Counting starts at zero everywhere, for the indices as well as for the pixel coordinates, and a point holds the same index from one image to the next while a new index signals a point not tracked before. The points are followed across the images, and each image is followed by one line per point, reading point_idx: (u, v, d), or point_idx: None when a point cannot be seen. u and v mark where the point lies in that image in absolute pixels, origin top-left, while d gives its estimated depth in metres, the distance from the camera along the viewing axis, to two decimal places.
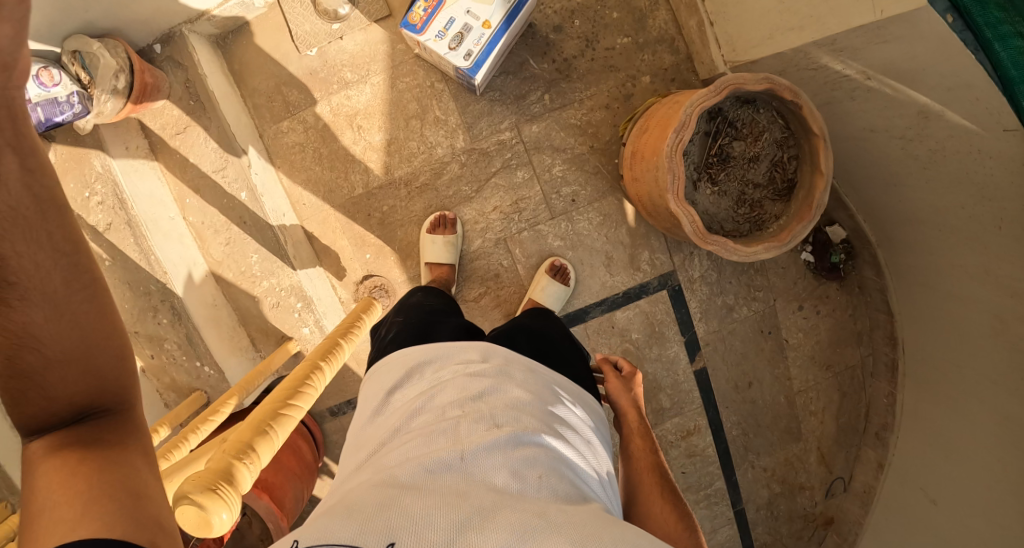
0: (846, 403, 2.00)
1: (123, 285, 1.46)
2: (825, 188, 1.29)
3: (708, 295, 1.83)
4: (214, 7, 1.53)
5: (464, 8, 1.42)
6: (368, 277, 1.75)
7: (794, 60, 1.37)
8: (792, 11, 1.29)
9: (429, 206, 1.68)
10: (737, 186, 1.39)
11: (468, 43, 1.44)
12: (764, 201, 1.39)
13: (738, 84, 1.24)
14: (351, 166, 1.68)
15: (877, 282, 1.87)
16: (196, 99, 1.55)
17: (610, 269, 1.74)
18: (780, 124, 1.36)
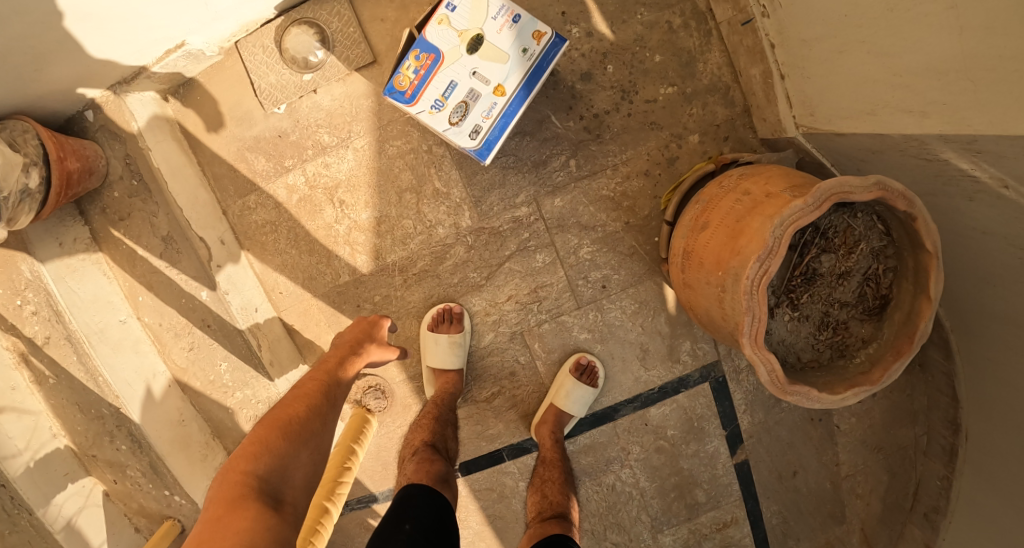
0: (897, 485, 1.67)
1: (74, 406, 1.28)
2: (932, 320, 1.02)
3: (756, 384, 1.56)
4: (151, 65, 1.24)
5: (470, 69, 1.19)
6: (362, 375, 1.46)
7: (900, 145, 1.08)
8: (910, 89, 0.98)
9: (430, 295, 1.39)
10: (821, 306, 1.10)
11: (475, 113, 1.22)
12: (850, 322, 1.10)
13: (841, 193, 0.95)
14: (333, 249, 1.38)
15: (944, 366, 1.54)
16: (139, 177, 1.29)
17: (645, 363, 1.47)
18: (878, 229, 1.07)
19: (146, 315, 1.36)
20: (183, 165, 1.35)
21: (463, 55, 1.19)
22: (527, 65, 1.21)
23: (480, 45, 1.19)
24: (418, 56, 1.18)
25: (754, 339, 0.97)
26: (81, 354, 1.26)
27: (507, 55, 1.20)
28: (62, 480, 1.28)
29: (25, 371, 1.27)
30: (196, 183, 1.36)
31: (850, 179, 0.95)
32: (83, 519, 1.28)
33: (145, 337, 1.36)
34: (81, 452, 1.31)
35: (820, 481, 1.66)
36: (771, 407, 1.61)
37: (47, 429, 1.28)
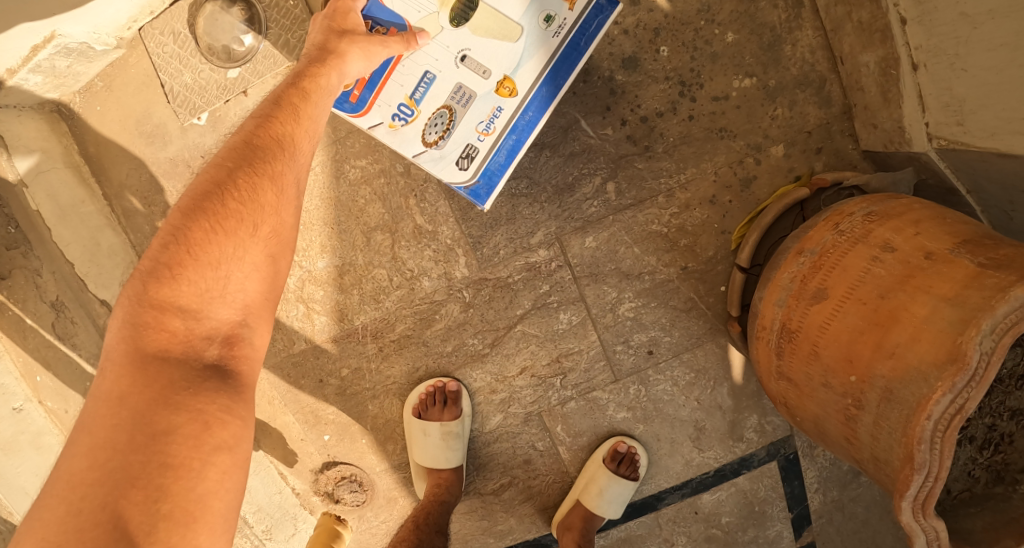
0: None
1: None
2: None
3: (833, 459, 1.20)
4: (19, 66, 0.93)
5: (457, 54, 0.87)
6: (332, 465, 1.10)
7: None
8: None
9: (417, 367, 1.04)
10: (984, 417, 0.76)
11: (465, 122, 0.90)
12: (1018, 436, 0.76)
13: None
14: (285, 309, 1.02)
15: None
16: (17, 224, 1.00)
17: (700, 443, 1.12)
18: None
19: (49, 399, 1.01)
20: (83, 200, 1.05)
21: (441, 31, 0.86)
22: (550, 47, 0.88)
23: (469, 14, 0.85)
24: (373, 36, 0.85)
25: (921, 503, 0.63)
26: None
27: (518, 32, 0.86)
28: None
29: None
30: (101, 222, 1.06)
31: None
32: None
33: (52, 427, 1.00)
34: None
35: None
36: (847, 483, 1.24)
37: None
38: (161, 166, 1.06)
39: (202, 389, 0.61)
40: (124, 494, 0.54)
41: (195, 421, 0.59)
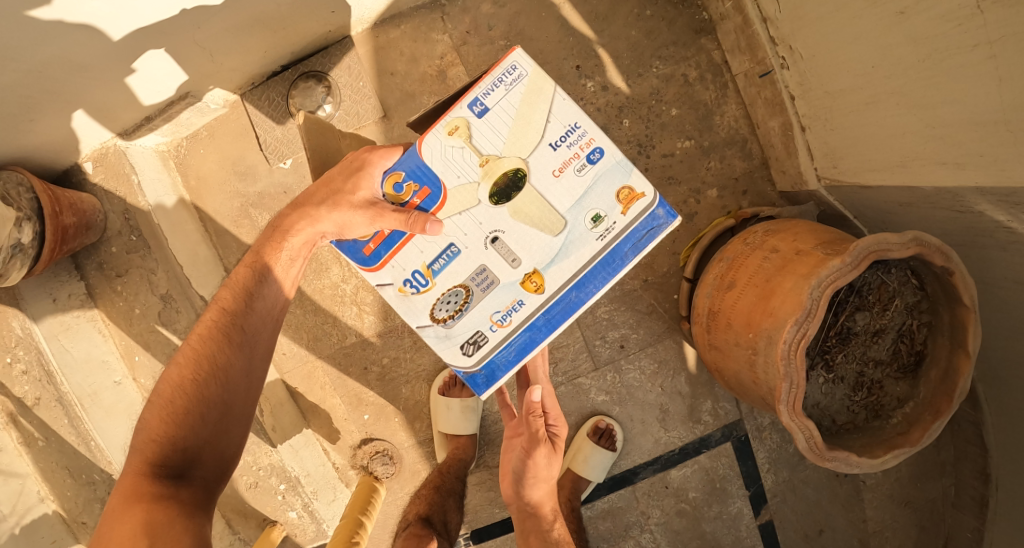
0: (927, 538, 1.64)
1: (64, 470, 1.17)
2: (971, 373, 0.99)
3: (780, 443, 1.47)
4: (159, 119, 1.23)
5: (489, 234, 0.87)
6: (368, 441, 1.35)
7: (930, 197, 1.04)
8: (943, 139, 0.95)
9: (442, 357, 1.33)
10: (854, 366, 1.05)
11: (481, 303, 0.89)
12: (885, 381, 1.06)
13: (881, 250, 0.92)
14: (340, 311, 1.29)
15: (973, 416, 1.50)
16: (139, 233, 1.24)
17: (665, 423, 1.40)
18: (913, 284, 1.03)
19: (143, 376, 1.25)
20: (184, 223, 1.35)
21: (477, 205, 0.86)
22: (596, 246, 0.87)
23: (511, 193, 0.85)
24: (404, 191, 0.86)
25: (793, 406, 0.94)
26: (72, 417, 1.15)
27: (563, 224, 0.86)
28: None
29: (13, 433, 1.15)
30: (198, 238, 1.38)
31: (888, 235, 0.92)
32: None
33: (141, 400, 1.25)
34: (69, 519, 1.17)
35: (848, 540, 1.59)
36: (795, 465, 1.50)
37: (33, 493, 1.16)
38: (250, 198, 1.41)
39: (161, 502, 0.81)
40: None
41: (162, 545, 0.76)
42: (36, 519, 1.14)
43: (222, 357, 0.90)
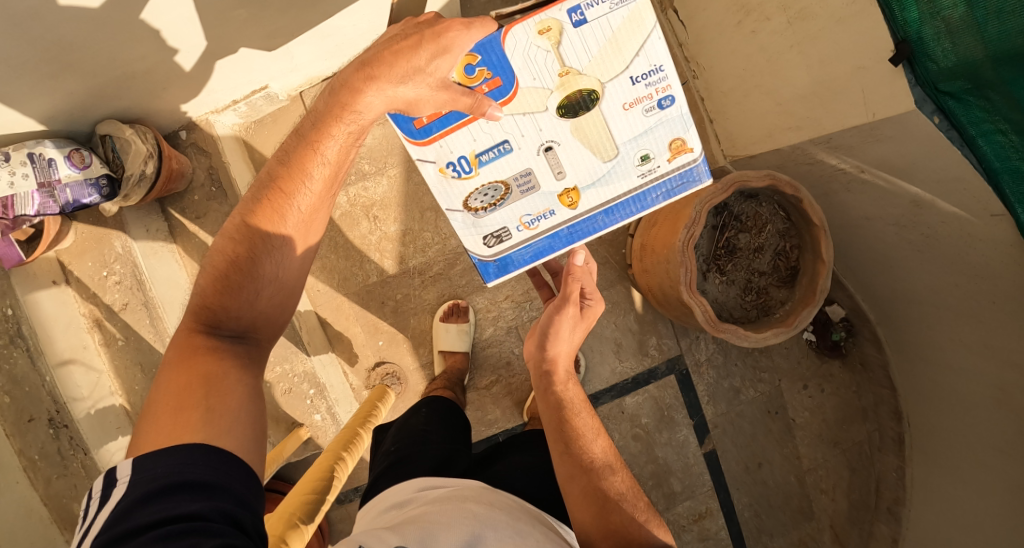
0: (859, 481, 1.81)
1: (134, 368, 1.39)
2: (828, 276, 1.28)
3: (715, 379, 1.78)
4: (240, 97, 1.46)
5: (543, 144, 0.95)
6: (380, 364, 1.66)
7: (792, 156, 1.33)
8: (790, 113, 1.24)
9: (443, 294, 1.68)
10: (743, 274, 1.38)
11: (514, 204, 1.00)
12: (769, 288, 1.38)
13: (742, 181, 1.26)
14: (365, 256, 1.64)
15: (880, 359, 1.70)
16: (218, 185, 1.52)
17: (620, 355, 1.75)
18: (782, 215, 1.36)
19: None
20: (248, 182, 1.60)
21: (544, 111, 0.93)
22: (636, 180, 1.00)
23: (576, 110, 0.94)
24: (476, 75, 0.90)
25: (689, 286, 1.29)
26: (155, 317, 1.40)
27: (613, 153, 0.97)
28: (114, 433, 1.35)
29: (95, 335, 1.38)
30: None
31: (748, 171, 1.27)
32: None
33: None
34: (134, 412, 1.39)
35: (785, 474, 1.80)
36: (732, 399, 1.79)
37: (106, 387, 1.37)
38: None
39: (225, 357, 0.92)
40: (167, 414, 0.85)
41: (216, 392, 0.88)
42: (106, 407, 1.35)
43: (271, 234, 0.94)
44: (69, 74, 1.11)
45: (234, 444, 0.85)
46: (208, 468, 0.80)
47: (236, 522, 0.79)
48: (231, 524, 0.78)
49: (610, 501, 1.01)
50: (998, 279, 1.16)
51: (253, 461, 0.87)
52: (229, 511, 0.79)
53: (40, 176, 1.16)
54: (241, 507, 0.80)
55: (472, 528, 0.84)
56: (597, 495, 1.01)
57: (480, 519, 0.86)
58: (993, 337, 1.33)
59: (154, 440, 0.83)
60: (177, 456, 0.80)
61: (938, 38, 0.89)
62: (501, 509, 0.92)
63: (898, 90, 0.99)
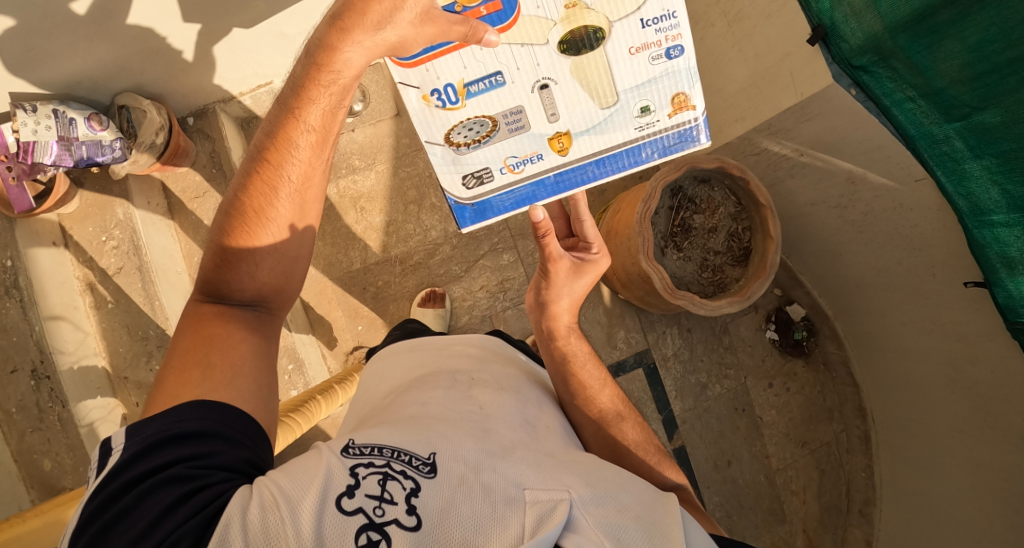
0: (828, 483, 1.75)
1: (123, 329, 1.39)
2: (776, 250, 1.39)
3: (682, 373, 1.77)
4: (246, 89, 1.60)
5: (539, 82, 1.01)
6: (358, 347, 1.70)
7: (740, 148, 1.51)
8: (734, 105, 1.42)
9: (421, 282, 1.74)
10: (700, 252, 1.51)
11: (500, 142, 1.07)
12: (725, 266, 1.51)
13: (694, 163, 1.41)
14: (351, 243, 1.72)
15: (840, 355, 1.70)
16: (219, 167, 1.60)
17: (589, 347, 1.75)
18: (734, 200, 1.50)
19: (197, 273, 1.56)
20: None
21: (544, 45, 0.97)
22: (629, 131, 1.07)
23: (577, 49, 0.98)
24: None
25: (646, 255, 1.41)
26: (147, 281, 1.41)
27: (608, 100, 1.04)
28: (94, 390, 1.32)
29: (87, 298, 1.40)
30: None
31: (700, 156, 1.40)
32: (101, 426, 1.29)
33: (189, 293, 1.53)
34: (115, 373, 1.37)
35: (754, 474, 1.74)
36: (698, 395, 1.76)
37: (91, 347, 1.36)
38: None
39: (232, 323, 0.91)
40: (172, 376, 0.84)
41: (218, 350, 0.87)
42: (89, 364, 1.34)
43: (266, 201, 0.93)
44: (101, 39, 1.27)
45: (232, 396, 0.83)
46: (198, 420, 0.78)
47: (229, 468, 0.77)
48: (222, 471, 0.75)
49: (625, 450, 1.04)
50: (928, 244, 1.27)
51: (254, 408, 0.85)
52: (221, 458, 0.76)
53: (61, 130, 1.28)
54: (234, 450, 0.78)
55: (488, 434, 0.88)
56: (606, 443, 1.05)
57: (493, 428, 0.90)
58: (937, 312, 1.35)
59: (157, 402, 0.81)
60: (164, 417, 0.77)
61: (847, 20, 1.07)
62: (512, 418, 0.96)
63: (819, 69, 1.18)
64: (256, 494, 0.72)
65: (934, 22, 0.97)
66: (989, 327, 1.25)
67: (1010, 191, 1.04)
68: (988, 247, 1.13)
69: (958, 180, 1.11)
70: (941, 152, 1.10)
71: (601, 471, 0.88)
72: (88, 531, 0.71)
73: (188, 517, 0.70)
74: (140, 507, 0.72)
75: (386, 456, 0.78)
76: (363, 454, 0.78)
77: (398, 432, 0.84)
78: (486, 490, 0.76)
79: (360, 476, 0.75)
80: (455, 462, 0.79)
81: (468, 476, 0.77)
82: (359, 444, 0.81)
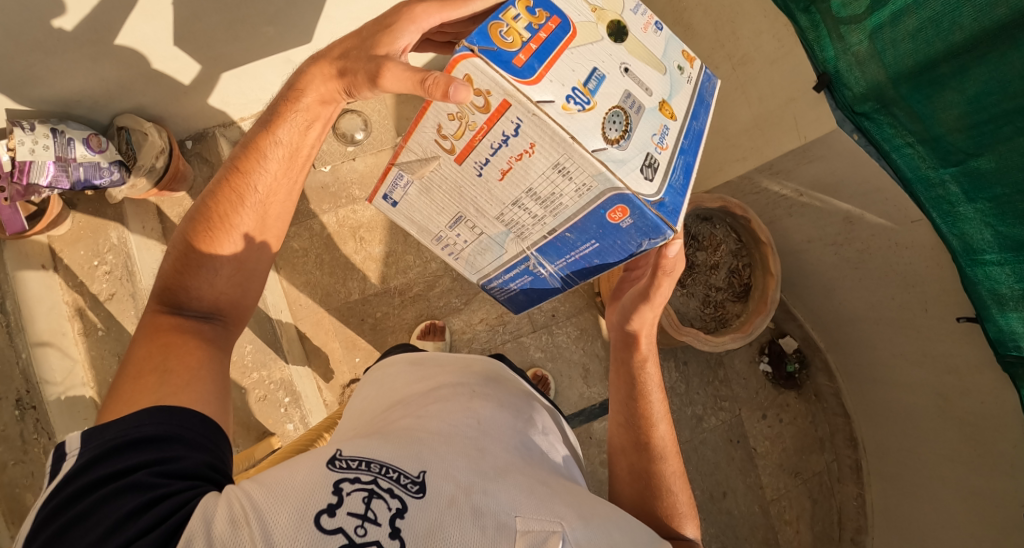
0: (821, 512, 1.77)
1: (113, 358, 1.37)
2: (776, 287, 1.41)
3: (679, 406, 1.76)
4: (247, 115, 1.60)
5: (620, 66, 0.82)
6: (355, 380, 1.65)
7: (739, 187, 1.58)
8: (735, 146, 1.50)
9: (420, 314, 1.71)
10: (702, 288, 1.55)
11: (641, 125, 0.81)
12: (726, 302, 1.54)
13: (697, 202, 1.43)
14: (350, 273, 1.69)
15: (832, 387, 1.75)
16: None
17: (588, 380, 1.74)
18: (735, 237, 1.54)
19: None
20: None
21: (601, 41, 0.81)
22: (687, 89, 0.89)
23: (623, 36, 0.83)
24: (538, 15, 0.77)
25: None
26: (140, 308, 1.41)
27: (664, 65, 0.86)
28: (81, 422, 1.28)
29: (75, 325, 1.38)
30: None
31: (703, 195, 1.42)
32: None
33: None
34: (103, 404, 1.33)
35: (749, 505, 1.75)
36: (695, 427, 1.77)
37: (79, 376, 1.33)
38: None
39: (189, 334, 0.87)
40: (125, 386, 0.79)
41: (176, 356, 0.83)
42: (77, 395, 1.30)
43: (228, 209, 0.91)
44: (106, 59, 1.23)
45: (192, 399, 0.80)
46: (158, 424, 0.74)
47: (192, 474, 0.72)
48: (184, 477, 0.71)
49: (654, 484, 0.99)
50: (921, 281, 1.34)
51: (214, 411, 0.81)
52: (182, 463, 0.72)
53: (59, 150, 1.25)
54: (195, 454, 0.74)
55: (475, 447, 0.84)
56: (637, 476, 1.00)
57: (477, 439, 0.86)
58: (929, 345, 1.41)
59: (112, 409, 0.77)
60: (123, 422, 0.74)
61: (851, 69, 1.14)
62: (494, 427, 0.93)
63: (822, 114, 1.24)
64: (227, 504, 0.67)
65: (935, 74, 1.04)
66: (980, 359, 1.31)
67: (1001, 233, 1.10)
68: (980, 284, 1.19)
69: (951, 221, 1.17)
70: (936, 195, 1.16)
71: (592, 502, 0.83)
72: (39, 539, 0.67)
73: (148, 527, 0.66)
74: (98, 513, 0.67)
75: (373, 472, 0.73)
76: (349, 469, 0.72)
77: (383, 447, 0.78)
78: (477, 514, 0.71)
79: (343, 493, 0.69)
80: (446, 482, 0.74)
81: (458, 498, 0.72)
82: (346, 456, 0.75)
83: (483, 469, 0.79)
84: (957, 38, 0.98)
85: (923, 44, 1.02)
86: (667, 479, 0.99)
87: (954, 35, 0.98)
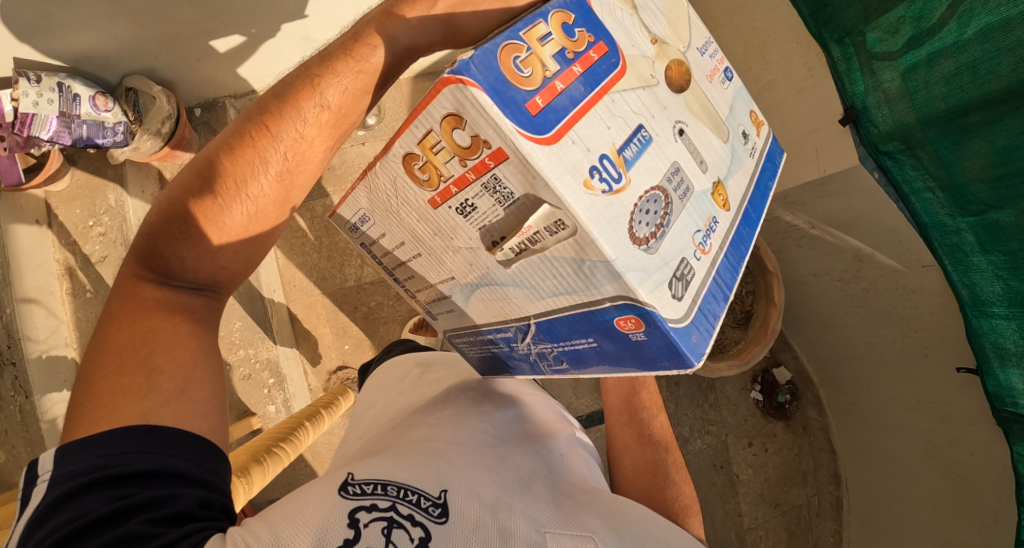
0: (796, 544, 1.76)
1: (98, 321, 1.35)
2: (779, 317, 1.40)
3: None
4: (263, 88, 1.56)
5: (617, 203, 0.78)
6: (342, 368, 1.63)
7: None
8: None
9: (415, 307, 1.68)
10: None
11: (679, 219, 0.68)
12: (725, 327, 1.52)
13: None
14: (348, 258, 1.66)
15: (821, 422, 1.75)
16: None
17: (577, 391, 1.72)
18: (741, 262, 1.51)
19: None
20: None
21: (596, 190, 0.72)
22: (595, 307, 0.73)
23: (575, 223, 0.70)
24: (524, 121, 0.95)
25: None
26: None
27: (726, 131, 0.75)
28: (60, 384, 1.27)
29: (64, 284, 1.36)
30: None
31: None
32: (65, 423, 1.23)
33: None
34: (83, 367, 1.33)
35: (726, 532, 1.73)
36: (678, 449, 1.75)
37: (62, 336, 1.31)
38: None
39: (170, 315, 0.76)
40: (101, 379, 0.71)
41: (164, 350, 0.74)
42: (59, 356, 1.29)
43: (248, 173, 0.73)
44: (122, 18, 1.20)
45: (187, 412, 0.72)
46: (145, 454, 0.66)
47: (182, 515, 0.65)
48: (179, 522, 0.64)
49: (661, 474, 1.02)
50: (925, 326, 1.32)
51: (210, 429, 0.73)
52: (175, 499, 0.65)
53: (63, 106, 1.23)
54: (186, 486, 0.67)
55: (505, 465, 0.82)
56: (643, 472, 1.02)
57: (507, 460, 0.83)
58: (926, 392, 1.40)
59: (90, 415, 0.69)
60: (103, 444, 0.66)
61: (879, 106, 1.13)
62: (517, 438, 0.91)
63: (844, 149, 1.25)
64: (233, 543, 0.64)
65: (965, 122, 1.01)
66: (975, 411, 1.29)
67: (1013, 287, 1.07)
68: (984, 336, 1.16)
69: (963, 271, 1.14)
70: (950, 243, 1.14)
71: (624, 512, 0.81)
72: None
73: None
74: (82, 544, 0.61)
75: (391, 496, 0.70)
76: (364, 495, 0.70)
77: (397, 467, 0.75)
78: (506, 536, 0.69)
79: (360, 525, 0.67)
80: (469, 501, 0.71)
81: (484, 518, 0.70)
82: (359, 480, 0.73)
83: (518, 493, 0.76)
84: (993, 87, 0.96)
85: (957, 89, 1.00)
86: (671, 470, 1.03)
87: (990, 84, 0.96)
